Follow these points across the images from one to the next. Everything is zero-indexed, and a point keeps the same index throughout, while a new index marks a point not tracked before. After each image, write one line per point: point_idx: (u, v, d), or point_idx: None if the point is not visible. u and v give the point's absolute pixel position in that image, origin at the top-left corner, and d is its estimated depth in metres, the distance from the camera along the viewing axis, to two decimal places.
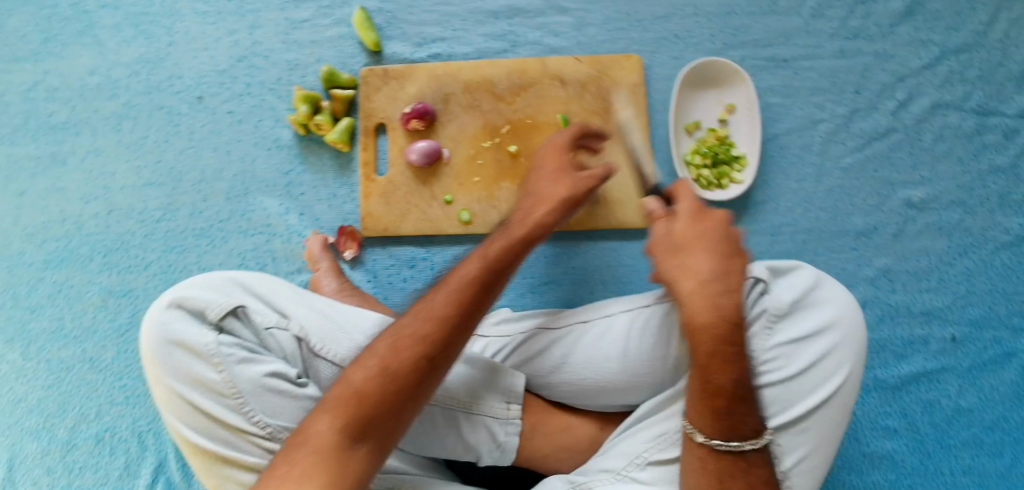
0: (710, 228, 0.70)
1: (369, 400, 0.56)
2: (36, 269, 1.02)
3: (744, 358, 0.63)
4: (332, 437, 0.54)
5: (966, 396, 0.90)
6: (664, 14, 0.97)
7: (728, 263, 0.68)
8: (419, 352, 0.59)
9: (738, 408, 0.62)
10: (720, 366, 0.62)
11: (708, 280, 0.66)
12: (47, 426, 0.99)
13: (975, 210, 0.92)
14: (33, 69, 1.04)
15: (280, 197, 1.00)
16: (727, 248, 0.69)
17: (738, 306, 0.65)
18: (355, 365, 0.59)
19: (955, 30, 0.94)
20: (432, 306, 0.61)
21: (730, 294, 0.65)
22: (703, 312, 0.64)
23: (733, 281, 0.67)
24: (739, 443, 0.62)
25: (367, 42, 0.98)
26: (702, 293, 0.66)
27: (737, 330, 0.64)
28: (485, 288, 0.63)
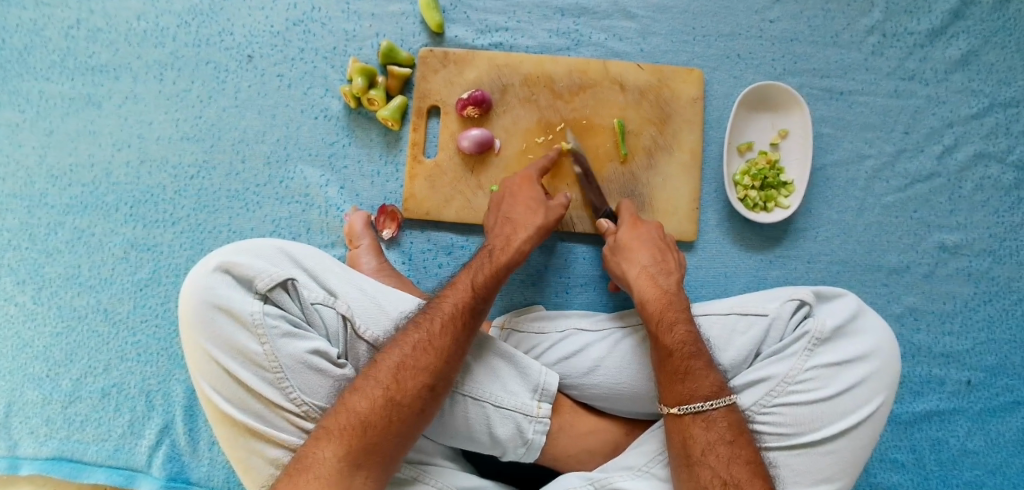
0: (651, 229, 0.86)
1: (371, 429, 0.63)
2: (57, 213, 0.98)
3: (685, 322, 0.76)
4: (335, 464, 0.61)
5: (974, 439, 0.93)
6: (729, 32, 0.99)
7: (664, 254, 0.84)
8: (420, 382, 0.67)
9: (693, 372, 0.71)
10: (669, 330, 0.74)
11: (649, 266, 0.82)
12: (52, 375, 0.96)
13: (1003, 260, 0.96)
14: (78, 7, 1.01)
15: (321, 168, 0.98)
16: (662, 244, 0.85)
17: (674, 284, 0.80)
18: (350, 393, 0.66)
19: (1006, 84, 0.97)
20: (430, 337, 0.69)
21: (666, 277, 0.81)
22: (649, 290, 0.79)
23: (669, 268, 0.82)
24: (701, 403, 0.69)
25: (430, 22, 0.97)
26: (645, 276, 0.81)
27: (674, 302, 0.78)
28: (461, 329, 0.70)
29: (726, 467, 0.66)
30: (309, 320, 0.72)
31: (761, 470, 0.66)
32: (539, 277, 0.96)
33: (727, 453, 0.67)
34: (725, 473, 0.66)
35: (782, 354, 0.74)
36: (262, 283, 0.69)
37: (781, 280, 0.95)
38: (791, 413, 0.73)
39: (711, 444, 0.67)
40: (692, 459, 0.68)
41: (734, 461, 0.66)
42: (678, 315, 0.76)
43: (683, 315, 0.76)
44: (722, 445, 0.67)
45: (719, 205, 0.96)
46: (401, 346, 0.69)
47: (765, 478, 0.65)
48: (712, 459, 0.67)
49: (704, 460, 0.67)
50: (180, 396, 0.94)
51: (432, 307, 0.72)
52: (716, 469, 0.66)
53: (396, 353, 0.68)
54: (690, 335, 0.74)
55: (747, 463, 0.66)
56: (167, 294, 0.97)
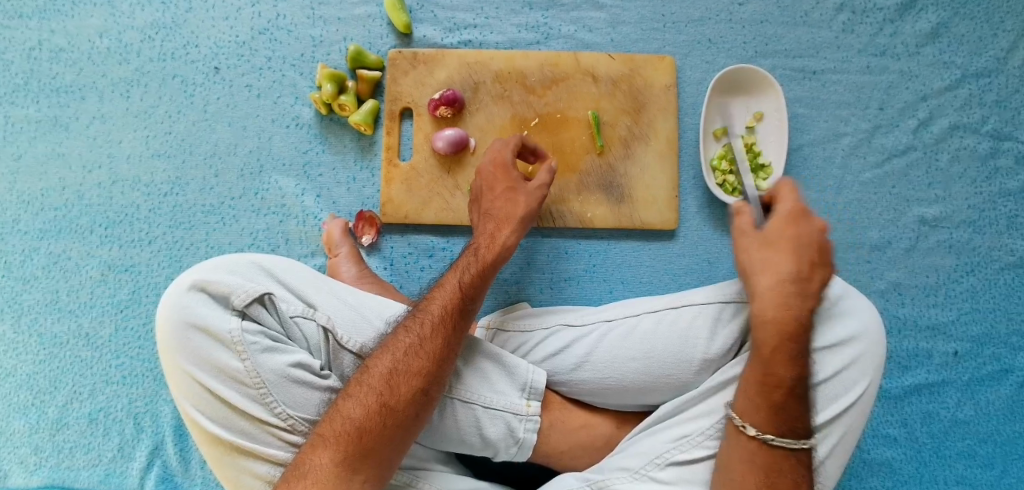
0: (802, 234, 0.72)
1: (366, 435, 0.62)
2: (31, 239, 0.97)
3: (804, 357, 0.67)
4: (331, 470, 0.60)
5: (964, 409, 0.93)
6: (699, 17, 0.98)
7: (812, 269, 0.70)
8: (414, 386, 0.65)
9: (792, 405, 0.66)
10: (779, 361, 0.67)
11: (788, 280, 0.69)
12: (37, 403, 0.94)
13: (984, 230, 0.96)
14: (38, 27, 0.99)
15: (297, 178, 0.97)
16: (814, 255, 0.70)
17: (808, 310, 0.68)
18: (344, 399, 0.64)
19: (978, 54, 0.97)
20: (419, 342, 0.67)
21: (803, 297, 0.69)
22: (773, 310, 0.68)
23: (812, 287, 0.69)
24: (796, 442, 0.66)
25: (398, 23, 0.96)
26: (778, 290, 0.69)
27: (798, 331, 0.68)
28: (452, 331, 0.69)
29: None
30: (289, 334, 0.71)
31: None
32: (522, 275, 0.96)
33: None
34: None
35: None
36: (238, 299, 0.68)
37: None
38: None
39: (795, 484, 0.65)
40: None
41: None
42: (798, 350, 0.67)
43: (804, 352, 0.67)
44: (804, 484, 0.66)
45: (699, 192, 0.96)
46: (392, 351, 0.67)
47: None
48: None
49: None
50: (169, 416, 0.93)
51: (420, 309, 0.71)
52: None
53: (387, 358, 0.66)
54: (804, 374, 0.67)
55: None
56: (148, 314, 0.96)
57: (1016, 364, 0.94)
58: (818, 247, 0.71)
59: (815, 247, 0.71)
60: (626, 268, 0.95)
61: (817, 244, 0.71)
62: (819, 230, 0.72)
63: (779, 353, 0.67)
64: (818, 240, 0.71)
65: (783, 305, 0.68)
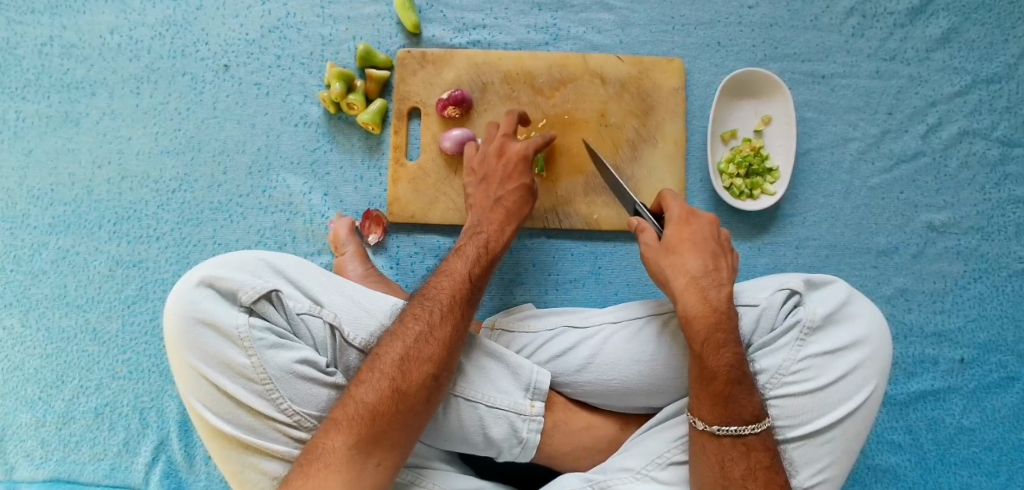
0: (699, 229, 0.75)
1: (379, 419, 0.62)
2: (40, 234, 0.97)
3: (734, 344, 0.69)
4: (345, 453, 0.60)
5: (969, 416, 0.93)
6: (709, 20, 0.98)
7: (716, 262, 0.73)
8: (426, 372, 0.66)
9: (739, 394, 0.67)
10: (718, 351, 0.68)
11: (699, 276, 0.72)
12: (44, 397, 0.95)
13: (992, 236, 0.95)
14: (50, 23, 1.00)
15: (304, 176, 0.97)
16: (715, 247, 0.75)
17: (725, 298, 0.71)
18: (356, 385, 0.64)
19: (988, 60, 0.96)
20: (430, 329, 0.68)
21: (717, 287, 0.72)
22: (696, 305, 0.70)
23: (721, 278, 0.73)
24: (743, 427, 0.67)
25: (407, 23, 0.96)
26: (694, 288, 0.71)
27: (724, 321, 0.70)
28: (461, 318, 0.70)
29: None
30: (295, 330, 0.71)
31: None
32: (527, 275, 0.96)
33: (766, 478, 0.66)
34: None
35: (773, 346, 0.73)
36: (246, 295, 0.68)
37: (771, 268, 0.95)
38: (787, 405, 0.72)
39: (751, 469, 0.66)
40: (730, 482, 0.66)
41: (772, 485, 0.65)
42: (726, 338, 0.69)
43: (733, 339, 0.69)
44: (761, 470, 0.66)
45: (706, 195, 0.96)
46: (403, 337, 0.67)
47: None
48: (752, 484, 0.65)
49: (744, 484, 0.65)
50: (174, 412, 0.94)
51: (429, 296, 0.72)
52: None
53: (399, 345, 0.67)
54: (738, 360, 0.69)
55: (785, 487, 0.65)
56: (154, 310, 0.96)
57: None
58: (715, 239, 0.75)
59: (715, 239, 0.75)
60: (631, 270, 0.95)
61: (715, 236, 0.75)
62: (712, 222, 0.76)
63: (709, 343, 0.69)
64: (715, 231, 0.75)
65: (703, 299, 0.71)
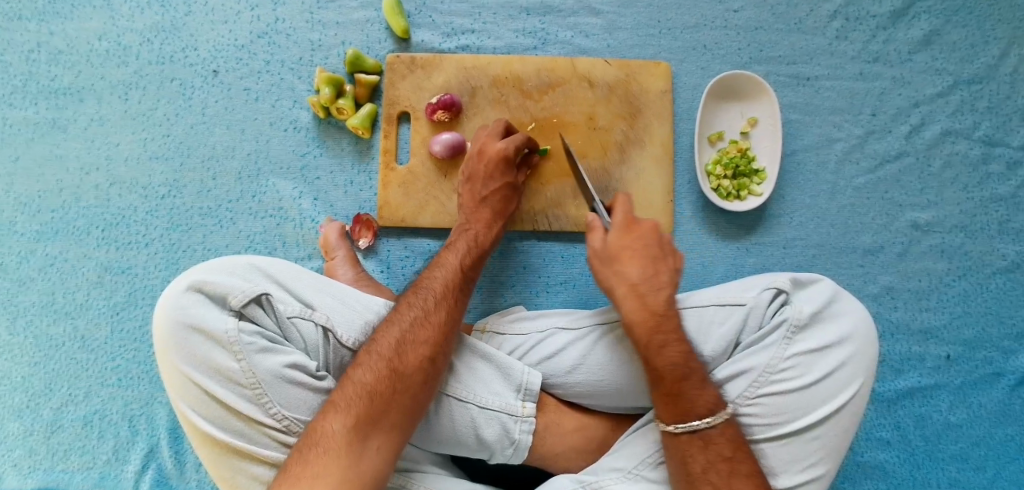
0: (641, 235, 0.78)
1: (378, 398, 0.62)
2: (28, 241, 0.97)
3: (677, 343, 0.71)
4: (343, 434, 0.60)
5: (956, 412, 0.94)
6: (695, 24, 0.99)
7: (656, 266, 0.76)
8: (422, 354, 0.67)
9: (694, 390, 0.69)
10: (660, 351, 0.70)
11: (639, 282, 0.74)
12: (32, 405, 0.94)
13: (976, 235, 0.97)
14: (37, 29, 0.99)
15: (294, 181, 0.97)
16: (657, 251, 0.77)
17: (664, 301, 0.73)
18: (355, 368, 0.65)
19: (969, 61, 0.98)
20: (425, 314, 0.70)
21: (657, 291, 0.74)
22: (634, 311, 0.73)
23: (661, 281, 0.75)
24: (697, 422, 0.68)
25: (396, 28, 0.96)
26: (633, 294, 0.74)
27: (665, 323, 0.72)
28: (454, 303, 0.72)
29: (727, 482, 0.65)
30: (286, 334, 0.71)
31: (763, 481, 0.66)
32: (517, 277, 0.96)
33: (727, 469, 0.66)
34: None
35: (761, 345, 0.74)
36: (235, 300, 0.68)
37: (759, 268, 0.96)
38: (775, 403, 0.72)
39: (711, 462, 0.67)
40: (692, 475, 0.67)
41: (735, 476, 0.65)
42: (667, 338, 0.71)
43: (674, 339, 0.71)
44: (722, 462, 0.66)
45: (693, 196, 0.97)
46: (399, 323, 0.69)
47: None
48: (714, 477, 0.66)
49: (705, 476, 0.66)
50: (164, 419, 0.93)
51: (423, 285, 0.74)
52: (717, 485, 0.65)
53: (395, 329, 0.68)
54: (684, 358, 0.70)
55: (748, 477, 0.65)
56: (144, 317, 0.96)
57: (1009, 367, 0.95)
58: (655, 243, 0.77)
59: (656, 242, 0.77)
60: None
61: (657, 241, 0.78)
62: (652, 227, 0.78)
63: (650, 346, 0.71)
64: (656, 235, 0.78)
65: (641, 304, 0.73)
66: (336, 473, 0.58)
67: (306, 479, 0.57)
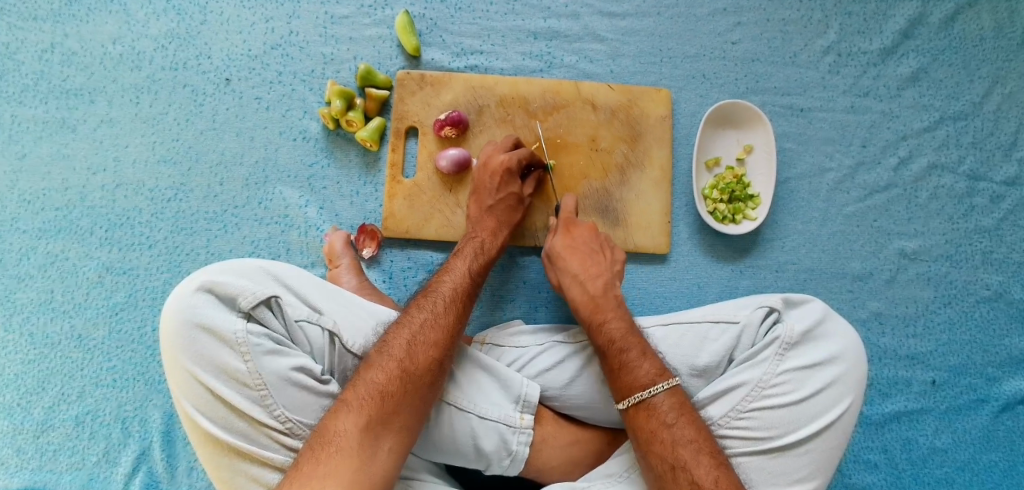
0: (580, 233, 0.89)
1: (389, 399, 0.65)
2: (30, 238, 0.97)
3: (615, 318, 0.80)
4: (355, 434, 0.63)
5: (941, 437, 0.96)
6: (695, 53, 1.03)
7: (595, 257, 0.87)
8: (431, 356, 0.70)
9: (637, 368, 0.74)
10: (600, 328, 0.80)
11: (580, 273, 0.85)
12: (23, 403, 0.94)
13: (960, 264, 1.00)
14: (52, 31, 1.01)
15: (301, 189, 0.99)
16: (596, 247, 0.88)
17: (602, 287, 0.84)
18: (366, 368, 0.68)
19: (954, 99, 1.03)
20: (433, 317, 0.73)
21: (596, 278, 0.85)
22: (578, 294, 0.84)
23: (598, 270, 0.86)
24: (641, 393, 0.72)
25: (407, 46, 0.99)
26: (575, 280, 0.85)
27: (602, 304, 0.82)
28: (462, 309, 0.76)
29: (671, 451, 0.69)
30: (293, 337, 0.72)
31: (706, 447, 0.69)
32: (517, 291, 0.98)
33: (671, 438, 0.69)
34: (671, 457, 0.68)
35: (754, 360, 0.76)
36: (245, 301, 0.69)
37: (752, 289, 0.99)
38: (765, 418, 0.74)
39: (655, 431, 0.70)
40: (644, 449, 0.70)
41: (679, 445, 0.69)
42: (605, 315, 0.81)
43: (614, 316, 0.81)
44: (664, 430, 0.70)
45: (690, 218, 1.00)
46: (409, 326, 0.72)
47: (710, 455, 0.68)
48: (656, 446, 0.69)
49: (652, 449, 0.70)
50: (158, 422, 0.93)
51: (433, 290, 0.78)
52: (663, 455, 0.69)
53: (406, 332, 0.71)
54: (627, 331, 0.79)
55: (689, 443, 0.69)
56: (143, 319, 0.96)
57: (992, 394, 0.97)
58: (593, 237, 0.89)
59: (594, 238, 0.89)
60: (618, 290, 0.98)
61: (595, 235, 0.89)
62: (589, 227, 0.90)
63: (593, 323, 0.81)
64: (593, 232, 0.89)
65: (582, 289, 0.84)
66: (348, 473, 0.61)
67: (319, 478, 0.60)
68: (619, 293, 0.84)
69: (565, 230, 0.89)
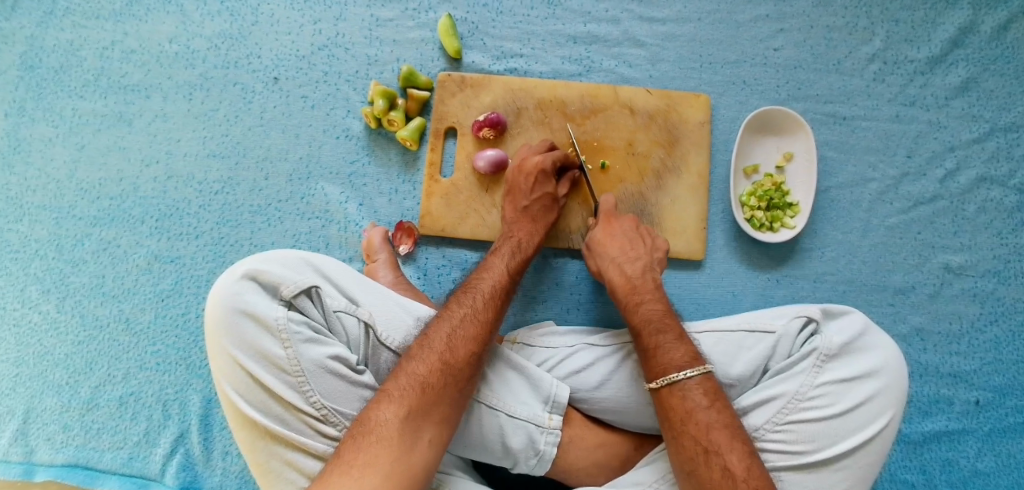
0: (620, 224, 0.90)
1: (430, 390, 0.67)
2: (85, 225, 1.02)
3: (652, 301, 0.81)
4: (396, 424, 0.64)
5: (983, 460, 0.93)
6: (735, 60, 1.03)
7: (635, 244, 0.88)
8: (471, 349, 0.72)
9: (669, 346, 0.75)
10: (637, 310, 0.80)
11: (621, 259, 0.86)
12: (71, 382, 0.98)
13: (1008, 281, 0.97)
14: (113, 29, 1.07)
15: (342, 186, 1.02)
16: (635, 235, 0.89)
17: (640, 271, 0.85)
18: (407, 360, 0.70)
19: (1006, 109, 1.00)
20: (473, 310, 0.75)
21: (634, 262, 0.85)
22: (617, 278, 0.84)
23: (637, 255, 0.86)
24: (676, 375, 0.71)
25: (449, 48, 1.01)
26: (614, 264, 0.86)
27: (639, 285, 0.83)
28: (499, 304, 0.78)
29: (705, 435, 0.67)
30: (330, 327, 0.74)
31: (739, 433, 0.68)
32: (550, 293, 0.99)
33: (707, 420, 0.68)
34: (704, 440, 0.67)
35: (791, 372, 0.75)
36: (287, 290, 0.71)
37: (788, 299, 0.97)
38: (802, 431, 0.73)
39: (689, 413, 0.69)
40: (675, 432, 0.69)
41: (714, 427, 0.68)
42: (642, 296, 0.82)
43: (650, 297, 0.82)
44: (698, 412, 0.69)
45: (727, 225, 0.99)
46: (450, 319, 0.74)
47: (744, 442, 0.67)
48: (691, 427, 0.68)
49: (686, 431, 0.68)
50: (197, 406, 0.96)
51: (472, 285, 0.79)
52: (697, 438, 0.67)
53: (446, 325, 0.73)
54: (664, 310, 0.80)
55: (724, 428, 0.68)
56: (187, 305, 1.00)
57: None
58: (633, 228, 0.90)
59: (634, 230, 0.89)
60: None
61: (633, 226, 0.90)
62: (628, 219, 0.91)
63: (631, 303, 0.81)
64: (633, 227, 0.90)
65: (621, 271, 0.85)
66: (387, 461, 0.62)
67: (359, 465, 0.61)
68: (658, 277, 0.85)
69: (605, 221, 0.90)
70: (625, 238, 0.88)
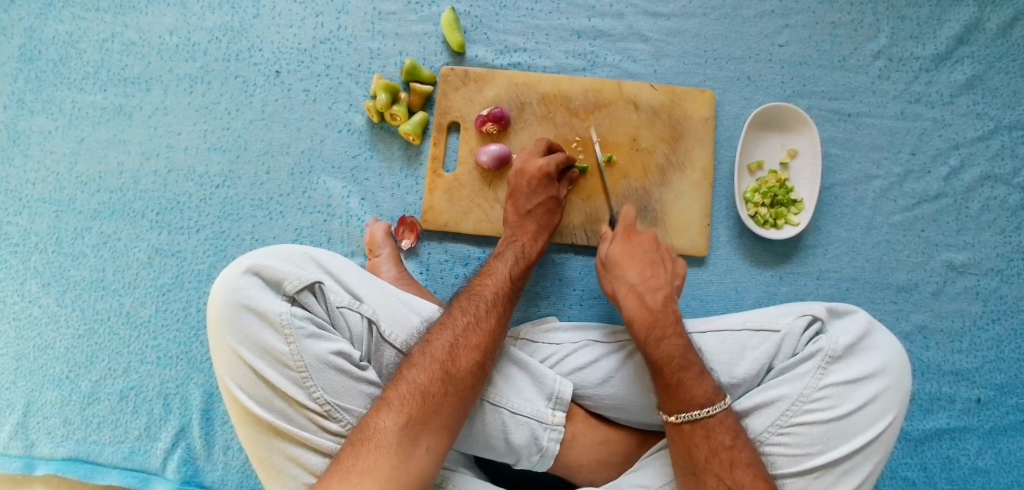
0: (640, 245, 0.86)
1: (430, 399, 0.67)
2: (85, 218, 1.02)
3: (674, 335, 0.77)
4: (395, 432, 0.64)
5: (984, 458, 0.93)
6: (741, 56, 1.02)
7: (652, 269, 0.84)
8: (473, 357, 0.71)
9: (691, 384, 0.72)
10: (658, 344, 0.76)
11: (640, 287, 0.82)
12: (72, 376, 0.98)
13: (1011, 279, 0.97)
14: (113, 21, 1.05)
15: (344, 180, 1.01)
16: (654, 258, 0.85)
17: (661, 301, 0.80)
18: (408, 368, 0.69)
19: (1011, 107, 1.00)
20: (476, 318, 0.74)
21: (653, 292, 0.81)
22: (635, 308, 0.80)
23: (658, 283, 0.82)
24: (699, 411, 0.71)
25: (452, 42, 1.01)
26: (632, 292, 0.82)
27: (661, 319, 0.78)
28: (503, 311, 0.77)
29: (730, 475, 0.68)
30: (333, 322, 0.74)
31: (760, 472, 0.69)
32: (553, 289, 0.98)
33: (730, 458, 0.69)
34: (728, 478, 0.68)
35: (796, 373, 0.75)
36: (290, 285, 0.71)
37: (792, 297, 0.97)
38: (806, 433, 0.73)
39: (713, 451, 0.70)
40: (698, 468, 0.70)
41: (737, 466, 0.68)
42: (662, 329, 0.77)
43: (672, 332, 0.77)
44: (722, 451, 0.70)
45: (730, 221, 0.99)
46: (451, 327, 0.73)
47: (766, 480, 0.68)
48: (715, 466, 0.69)
49: (710, 468, 0.69)
50: (198, 400, 0.96)
51: (475, 292, 0.79)
52: (722, 477, 0.68)
53: (449, 334, 0.72)
54: (686, 345, 0.76)
55: (748, 467, 0.69)
56: (188, 299, 0.99)
57: None
58: (652, 253, 0.85)
59: (653, 256, 0.85)
60: None
61: (652, 250, 0.86)
62: (647, 241, 0.87)
63: (651, 336, 0.77)
64: (653, 252, 0.86)
65: (639, 300, 0.81)
66: (386, 469, 0.62)
67: (358, 473, 0.61)
68: (678, 308, 0.81)
69: (625, 240, 0.87)
70: (643, 263, 0.84)
